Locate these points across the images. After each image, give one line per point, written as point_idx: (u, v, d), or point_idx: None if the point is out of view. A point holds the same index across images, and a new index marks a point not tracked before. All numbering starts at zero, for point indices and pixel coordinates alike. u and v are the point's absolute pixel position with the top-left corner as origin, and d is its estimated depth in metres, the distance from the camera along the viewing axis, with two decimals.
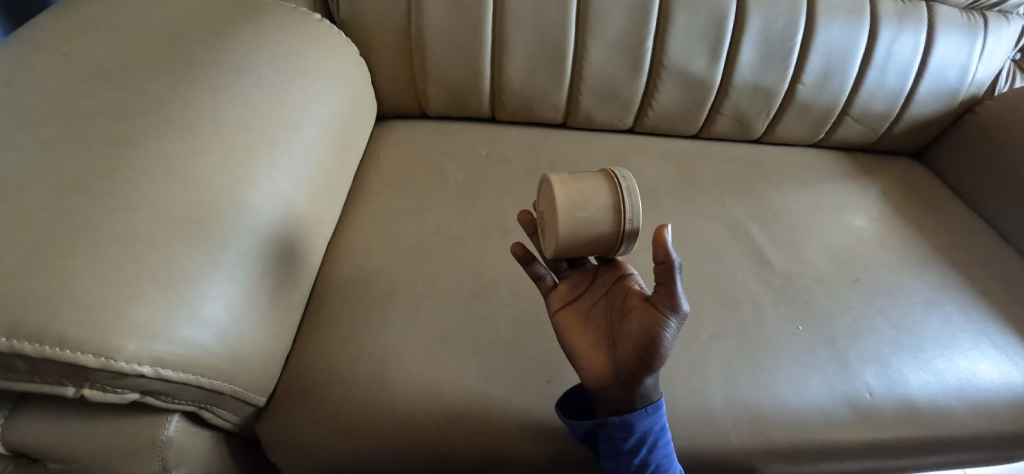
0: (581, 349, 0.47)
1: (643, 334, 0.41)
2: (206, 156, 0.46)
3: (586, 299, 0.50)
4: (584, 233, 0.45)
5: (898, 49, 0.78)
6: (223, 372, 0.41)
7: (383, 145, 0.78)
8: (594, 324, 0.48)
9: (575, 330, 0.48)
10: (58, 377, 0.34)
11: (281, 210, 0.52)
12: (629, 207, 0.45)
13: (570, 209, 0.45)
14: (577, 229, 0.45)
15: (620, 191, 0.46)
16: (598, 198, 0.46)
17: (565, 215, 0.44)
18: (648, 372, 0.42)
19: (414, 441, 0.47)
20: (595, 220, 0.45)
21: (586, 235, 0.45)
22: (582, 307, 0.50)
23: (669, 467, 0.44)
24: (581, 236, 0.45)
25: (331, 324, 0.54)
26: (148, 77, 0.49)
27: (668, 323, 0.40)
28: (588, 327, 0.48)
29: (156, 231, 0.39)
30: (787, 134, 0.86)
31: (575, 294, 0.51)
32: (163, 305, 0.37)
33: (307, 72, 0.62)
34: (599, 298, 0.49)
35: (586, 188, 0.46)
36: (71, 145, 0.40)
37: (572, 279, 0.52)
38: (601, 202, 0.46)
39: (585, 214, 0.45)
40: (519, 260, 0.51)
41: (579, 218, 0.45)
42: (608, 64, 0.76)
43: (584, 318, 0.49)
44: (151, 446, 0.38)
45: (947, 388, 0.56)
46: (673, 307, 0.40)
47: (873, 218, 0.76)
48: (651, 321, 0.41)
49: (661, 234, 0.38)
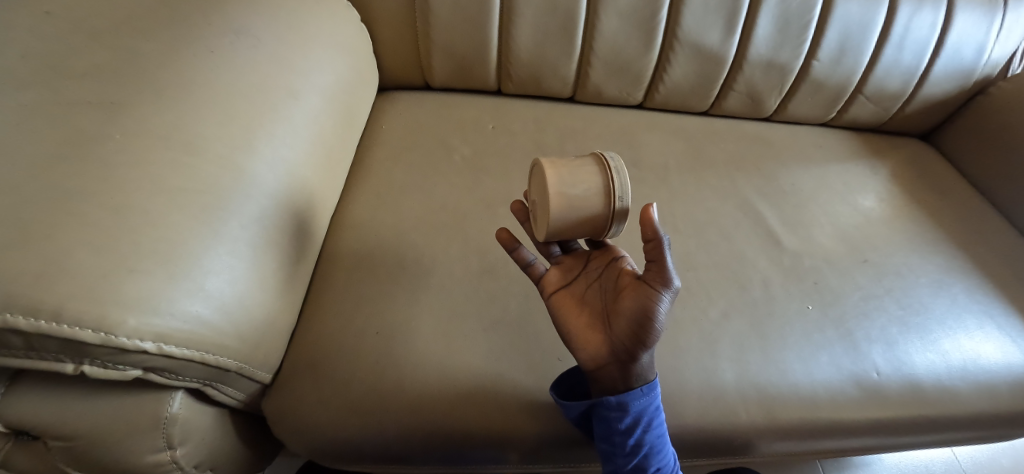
0: (576, 330, 0.45)
1: (640, 310, 0.41)
2: (203, 122, 0.43)
3: (579, 282, 0.49)
4: (574, 212, 0.44)
5: (916, 25, 0.75)
6: (228, 348, 0.40)
7: (385, 116, 0.75)
8: (589, 306, 0.47)
9: (569, 312, 0.47)
10: (56, 353, 0.32)
11: (285, 181, 0.50)
12: (619, 185, 0.44)
13: (560, 188, 0.43)
14: (567, 207, 0.43)
15: (609, 172, 0.45)
16: (587, 178, 0.44)
17: (553, 192, 0.43)
18: (643, 348, 0.42)
19: (424, 418, 0.47)
20: (585, 199, 0.44)
21: (577, 214, 0.44)
22: (575, 290, 0.48)
23: (662, 448, 0.44)
24: (572, 216, 0.44)
25: (337, 299, 0.53)
26: (139, 38, 0.46)
27: (660, 297, 0.40)
28: (582, 309, 0.47)
29: (154, 201, 0.37)
30: (798, 112, 0.85)
31: (567, 278, 0.49)
32: (164, 279, 0.35)
33: (306, 37, 0.59)
34: (589, 282, 0.48)
35: (576, 169, 0.45)
36: (58, 109, 0.38)
37: (564, 264, 0.50)
38: (590, 181, 0.44)
39: (574, 192, 0.43)
40: (505, 245, 0.50)
41: (569, 197, 0.43)
42: (621, 35, 0.73)
43: (578, 301, 0.47)
44: (156, 423, 0.38)
45: (952, 369, 0.56)
46: (665, 283, 0.41)
47: (883, 199, 0.75)
48: (645, 296, 0.41)
49: (646, 213, 0.38)
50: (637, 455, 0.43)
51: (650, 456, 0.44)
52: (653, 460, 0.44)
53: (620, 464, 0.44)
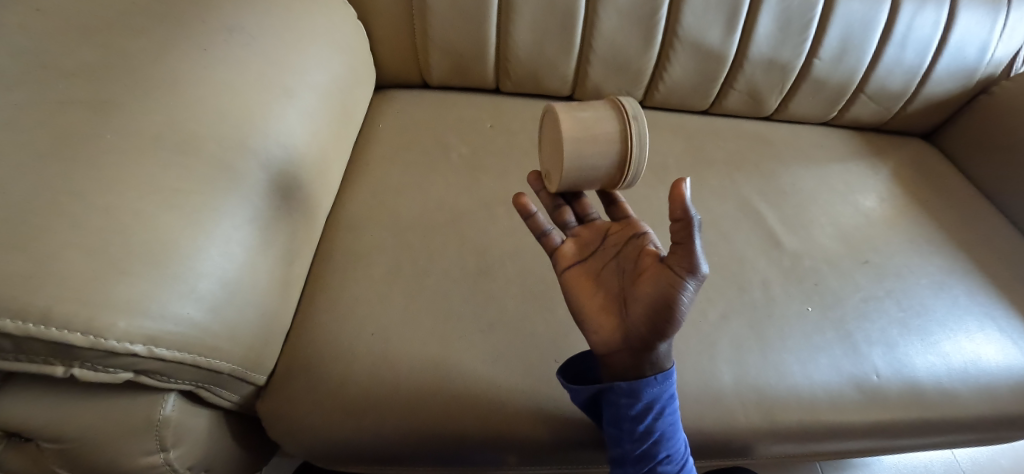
0: (589, 312, 0.44)
1: (661, 297, 0.38)
2: (195, 121, 0.43)
3: (597, 257, 0.47)
4: (589, 161, 0.43)
5: (919, 24, 0.75)
6: (221, 351, 0.39)
7: (382, 115, 0.75)
8: (605, 285, 0.45)
9: (584, 292, 0.45)
10: (45, 356, 0.32)
11: (279, 181, 0.49)
12: (636, 144, 0.43)
13: (575, 136, 0.42)
14: (582, 155, 0.42)
15: (626, 118, 0.44)
16: (603, 125, 0.43)
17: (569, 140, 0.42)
18: (661, 337, 0.40)
19: (421, 420, 0.47)
20: (602, 148, 0.43)
21: (592, 165, 0.43)
22: (591, 267, 0.46)
23: (673, 435, 0.44)
24: (586, 167, 0.43)
25: (332, 300, 0.53)
26: (132, 36, 0.45)
27: (685, 285, 0.38)
28: (598, 289, 0.45)
29: (145, 201, 0.36)
30: (798, 111, 0.84)
31: (583, 253, 0.47)
32: (155, 281, 0.35)
33: (301, 35, 0.58)
34: (608, 258, 0.46)
35: (591, 114, 0.44)
36: (48, 108, 0.37)
37: (580, 237, 0.48)
38: (606, 127, 0.43)
39: (590, 137, 0.43)
40: (520, 212, 0.48)
41: (584, 144, 0.42)
42: (620, 33, 0.72)
43: (594, 279, 0.45)
44: (148, 425, 0.37)
45: (953, 372, 0.56)
46: (691, 269, 0.38)
47: (884, 199, 0.74)
48: (668, 283, 0.38)
49: (677, 190, 0.36)
50: (646, 441, 0.43)
51: (660, 443, 0.43)
52: (663, 447, 0.43)
53: (627, 450, 0.44)
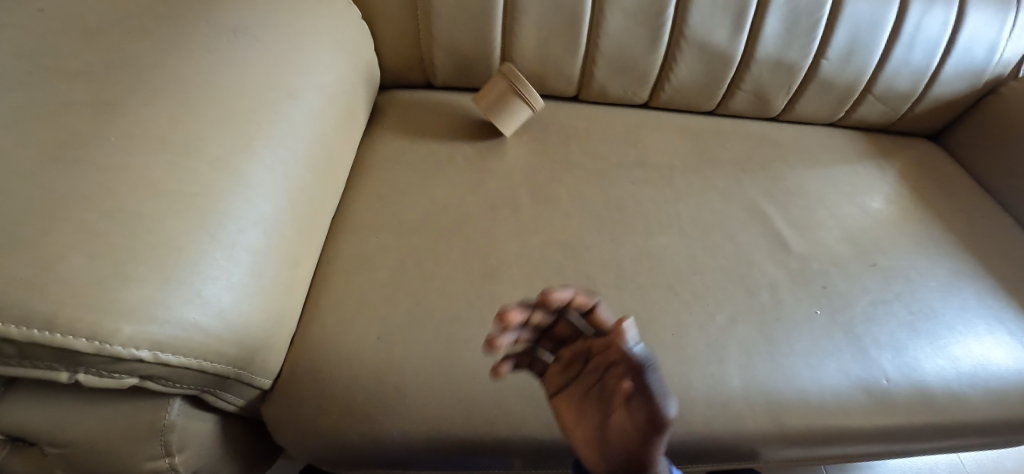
0: (575, 440, 0.40)
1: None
2: (200, 123, 0.42)
3: (588, 373, 0.40)
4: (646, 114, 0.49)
5: (927, 24, 0.74)
6: (227, 356, 0.39)
7: (386, 115, 0.74)
8: (589, 416, 0.39)
9: (569, 423, 0.40)
10: (49, 361, 0.31)
11: (285, 183, 0.49)
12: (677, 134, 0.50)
13: None
14: None
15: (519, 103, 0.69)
16: None
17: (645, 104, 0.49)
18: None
19: (426, 423, 0.46)
20: None
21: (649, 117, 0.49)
22: (575, 391, 0.41)
23: None
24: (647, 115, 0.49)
25: (337, 303, 0.52)
26: (136, 36, 0.45)
27: (661, 441, 0.34)
28: (582, 419, 0.40)
29: (150, 205, 0.36)
30: (805, 112, 0.83)
31: (573, 369, 0.41)
32: (160, 285, 0.34)
33: (306, 34, 0.58)
34: (596, 374, 0.39)
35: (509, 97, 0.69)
36: (52, 110, 0.37)
37: (564, 360, 0.42)
38: None
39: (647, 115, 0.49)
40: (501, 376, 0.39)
41: None
42: (626, 34, 0.71)
43: (577, 407, 0.40)
44: (153, 430, 0.37)
45: (962, 376, 0.55)
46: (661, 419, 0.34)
47: (891, 200, 0.74)
48: (641, 443, 0.35)
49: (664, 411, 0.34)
50: None
51: None
52: None
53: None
